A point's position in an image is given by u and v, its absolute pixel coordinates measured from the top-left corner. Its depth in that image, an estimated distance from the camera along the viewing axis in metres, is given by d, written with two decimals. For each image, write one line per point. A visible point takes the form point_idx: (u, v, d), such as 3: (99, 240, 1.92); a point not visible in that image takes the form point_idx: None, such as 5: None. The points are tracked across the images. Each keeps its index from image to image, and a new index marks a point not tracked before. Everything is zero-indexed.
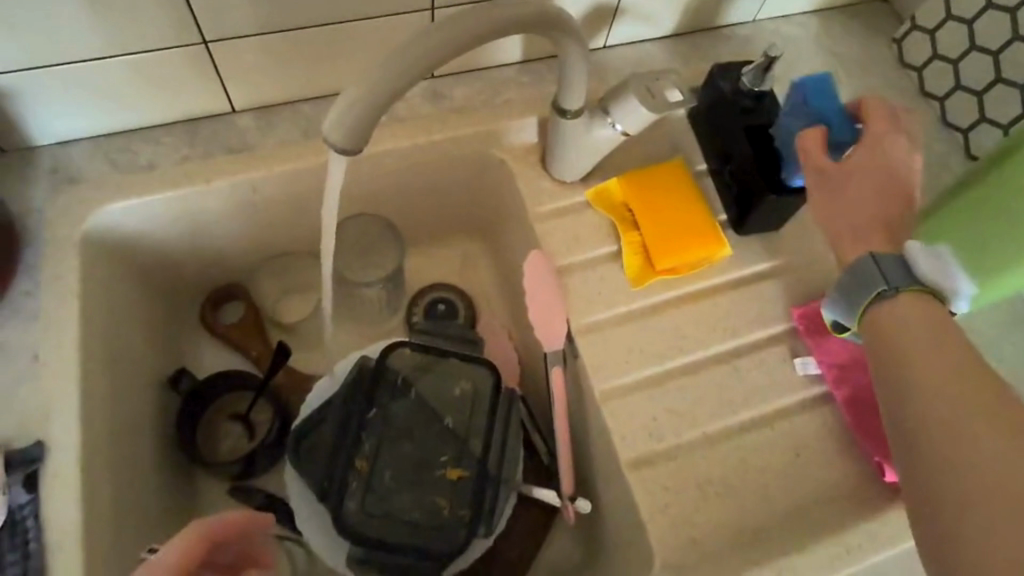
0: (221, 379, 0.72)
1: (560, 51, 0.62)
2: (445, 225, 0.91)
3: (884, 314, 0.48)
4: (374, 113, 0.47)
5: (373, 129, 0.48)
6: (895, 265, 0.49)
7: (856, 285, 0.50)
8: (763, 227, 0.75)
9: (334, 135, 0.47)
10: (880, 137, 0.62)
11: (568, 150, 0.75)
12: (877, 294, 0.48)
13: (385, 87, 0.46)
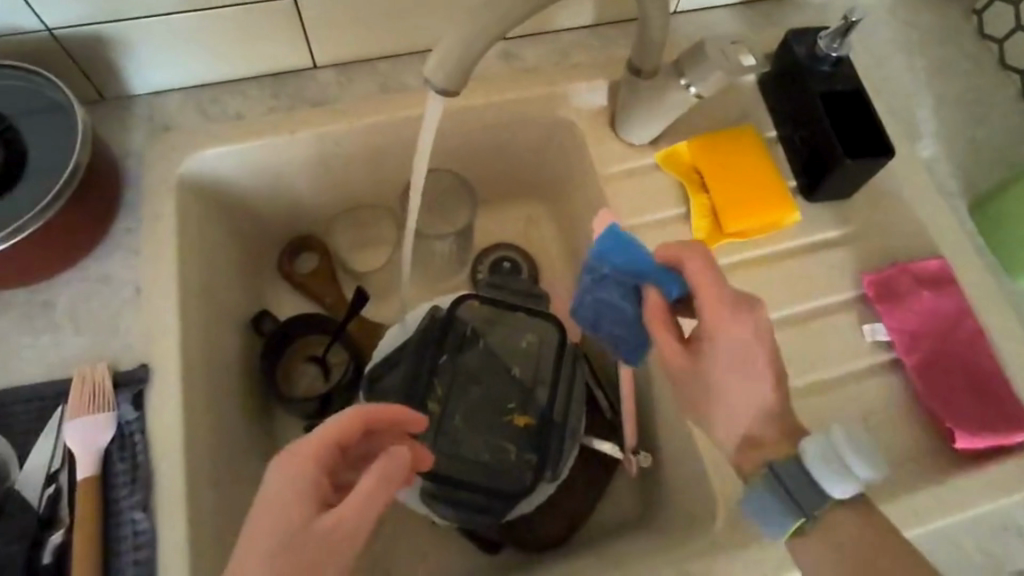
0: (301, 321, 0.76)
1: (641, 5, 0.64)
2: (510, 186, 0.93)
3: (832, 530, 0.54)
4: (466, 62, 0.48)
5: (470, 71, 0.49)
6: (808, 489, 0.54)
7: (799, 499, 0.54)
8: (837, 194, 0.74)
9: (436, 78, 0.49)
10: (731, 322, 0.57)
11: (641, 112, 0.76)
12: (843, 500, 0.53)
13: (481, 35, 0.47)
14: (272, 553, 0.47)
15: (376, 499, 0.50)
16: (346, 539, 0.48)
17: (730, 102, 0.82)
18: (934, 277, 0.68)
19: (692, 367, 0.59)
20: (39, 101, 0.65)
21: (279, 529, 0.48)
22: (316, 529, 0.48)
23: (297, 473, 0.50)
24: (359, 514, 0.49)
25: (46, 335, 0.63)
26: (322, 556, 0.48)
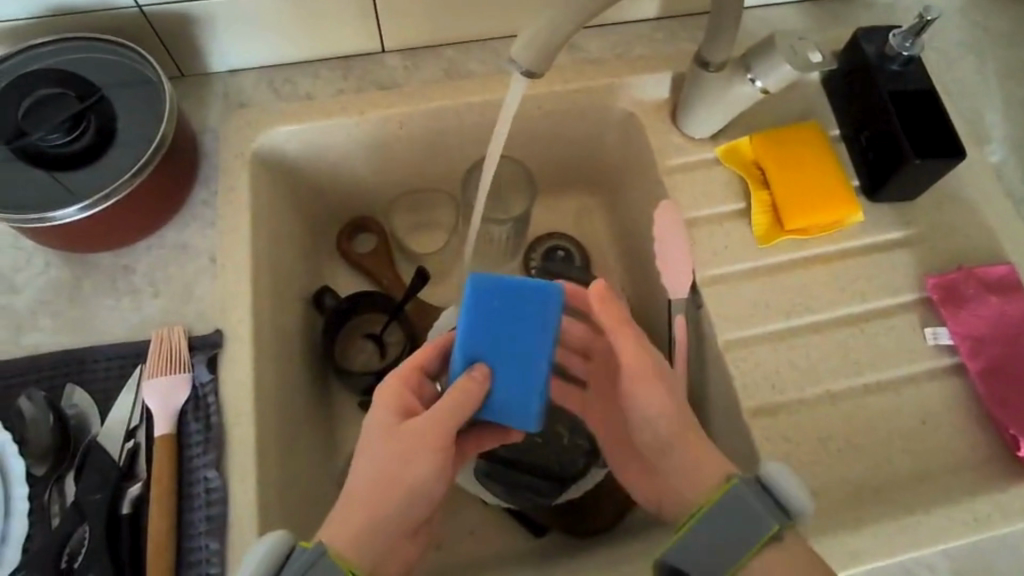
0: (361, 298, 0.78)
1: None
2: (565, 175, 0.93)
3: (768, 560, 0.48)
4: (555, 46, 0.50)
5: (556, 53, 0.51)
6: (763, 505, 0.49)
7: (732, 534, 0.48)
8: (902, 196, 0.73)
9: (523, 63, 0.51)
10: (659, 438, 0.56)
11: (705, 105, 0.76)
12: (775, 530, 0.48)
13: (567, 25, 0.49)
14: (369, 440, 0.52)
15: (457, 404, 0.51)
16: (434, 438, 0.51)
17: (795, 99, 0.81)
18: (999, 283, 0.67)
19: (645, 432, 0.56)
20: (131, 75, 0.68)
21: (384, 433, 0.52)
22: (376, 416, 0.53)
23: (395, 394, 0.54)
24: (440, 419, 0.51)
25: (126, 298, 0.66)
26: (416, 454, 0.50)
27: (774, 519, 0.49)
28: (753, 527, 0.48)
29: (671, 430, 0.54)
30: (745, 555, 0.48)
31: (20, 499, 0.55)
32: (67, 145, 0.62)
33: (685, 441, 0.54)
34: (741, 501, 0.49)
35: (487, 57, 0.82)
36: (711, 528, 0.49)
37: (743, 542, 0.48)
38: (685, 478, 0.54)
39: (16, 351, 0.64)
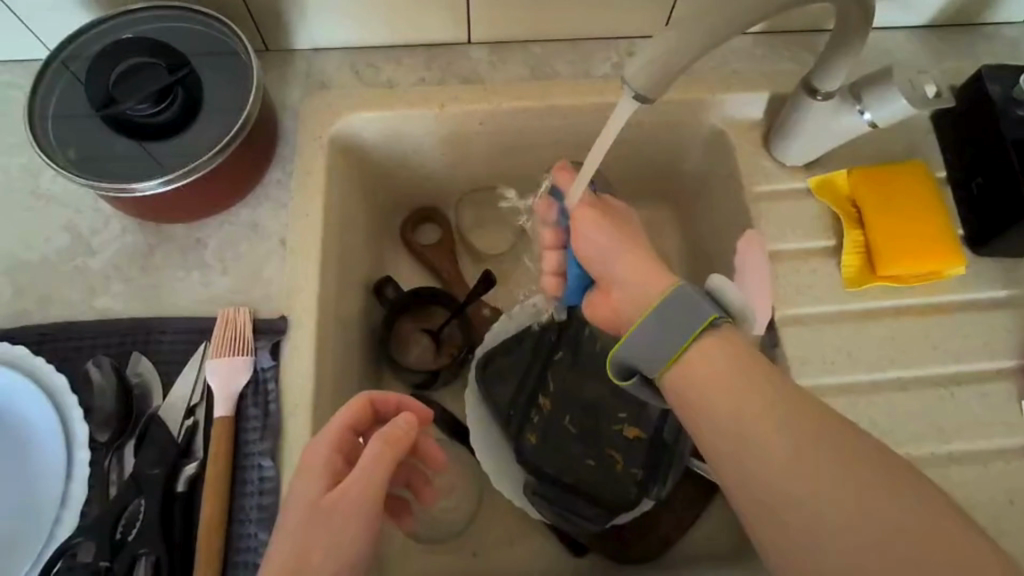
0: (422, 294, 0.77)
1: (840, 21, 0.60)
2: (639, 184, 0.90)
3: (701, 349, 0.47)
4: (673, 71, 0.48)
5: (674, 79, 0.49)
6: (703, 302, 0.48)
7: (671, 326, 0.48)
8: (1010, 252, 0.68)
9: (637, 87, 0.50)
10: (610, 265, 0.59)
11: (804, 131, 0.71)
12: (712, 321, 0.47)
13: (689, 51, 0.47)
14: (293, 516, 0.45)
15: (380, 454, 0.47)
16: (364, 502, 0.46)
17: (900, 133, 0.76)
18: None
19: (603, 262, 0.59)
20: (218, 47, 0.68)
21: (307, 504, 0.46)
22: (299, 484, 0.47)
23: (318, 458, 0.48)
24: (367, 480, 0.46)
25: (196, 272, 0.66)
26: (340, 522, 0.45)
27: (714, 310, 0.48)
28: (690, 323, 0.47)
29: (609, 245, 0.59)
30: (680, 346, 0.47)
31: (81, 463, 0.55)
32: (153, 116, 0.62)
33: (622, 249, 0.58)
34: (683, 296, 0.48)
35: (574, 58, 0.79)
36: (652, 322, 0.48)
37: (679, 334, 0.47)
38: (632, 278, 0.56)
39: (87, 314, 0.65)
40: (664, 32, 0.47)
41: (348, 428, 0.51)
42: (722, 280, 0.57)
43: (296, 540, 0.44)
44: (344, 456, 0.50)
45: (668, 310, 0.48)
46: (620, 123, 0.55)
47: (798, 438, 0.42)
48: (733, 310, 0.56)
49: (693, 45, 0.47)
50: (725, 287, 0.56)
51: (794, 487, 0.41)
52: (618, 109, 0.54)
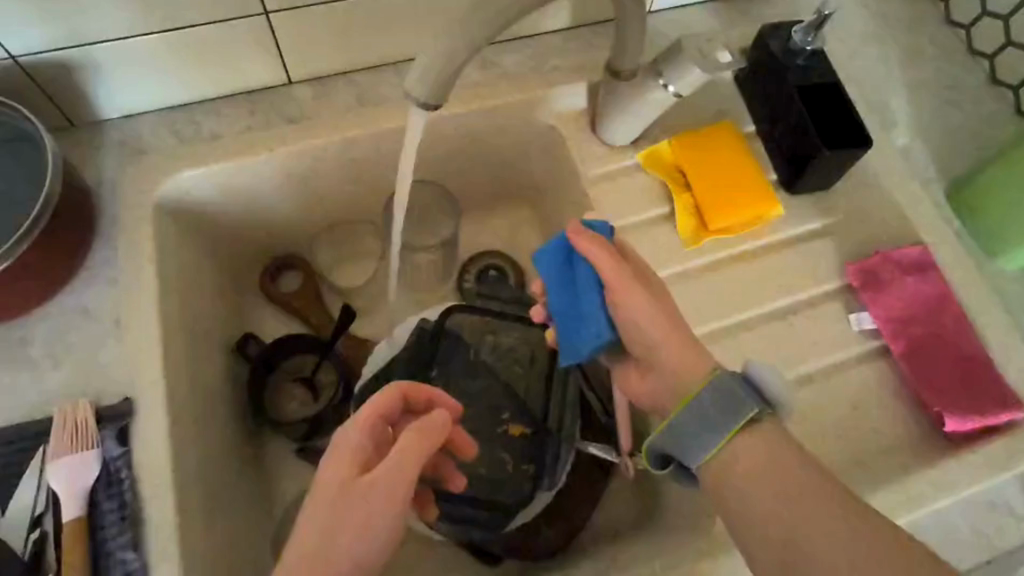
0: (287, 343, 0.74)
1: (620, 12, 0.65)
2: (491, 192, 0.91)
3: (740, 441, 0.50)
4: (448, 74, 0.52)
5: (452, 82, 0.53)
6: (742, 396, 0.50)
7: (716, 412, 0.51)
8: (816, 186, 0.75)
9: (420, 95, 0.53)
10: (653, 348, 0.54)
11: (624, 115, 0.76)
12: (752, 414, 0.50)
13: (459, 50, 0.51)
14: (324, 500, 0.46)
15: (412, 448, 0.48)
16: (395, 487, 0.46)
17: (708, 99, 0.83)
18: (916, 263, 0.70)
19: (648, 341, 0.55)
20: (5, 133, 0.63)
21: (340, 487, 0.46)
22: (335, 471, 0.47)
23: (353, 441, 0.49)
24: (397, 469, 0.46)
25: (24, 373, 0.61)
26: (372, 508, 0.45)
27: (752, 405, 0.50)
28: (731, 412, 0.50)
29: (669, 339, 0.54)
30: (723, 440, 0.50)
31: None
32: None
33: (672, 340, 0.54)
34: (722, 388, 0.51)
35: (396, 81, 0.79)
36: (695, 413, 0.51)
37: (726, 421, 0.50)
38: (675, 363, 0.54)
39: None
40: (431, 44, 0.52)
41: (380, 417, 0.51)
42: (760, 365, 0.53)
43: (329, 527, 0.44)
44: (377, 442, 0.51)
45: (710, 396, 0.51)
46: (418, 134, 0.59)
47: (779, 495, 0.47)
48: (772, 399, 0.52)
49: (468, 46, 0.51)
50: (766, 373, 0.52)
51: (764, 530, 0.47)
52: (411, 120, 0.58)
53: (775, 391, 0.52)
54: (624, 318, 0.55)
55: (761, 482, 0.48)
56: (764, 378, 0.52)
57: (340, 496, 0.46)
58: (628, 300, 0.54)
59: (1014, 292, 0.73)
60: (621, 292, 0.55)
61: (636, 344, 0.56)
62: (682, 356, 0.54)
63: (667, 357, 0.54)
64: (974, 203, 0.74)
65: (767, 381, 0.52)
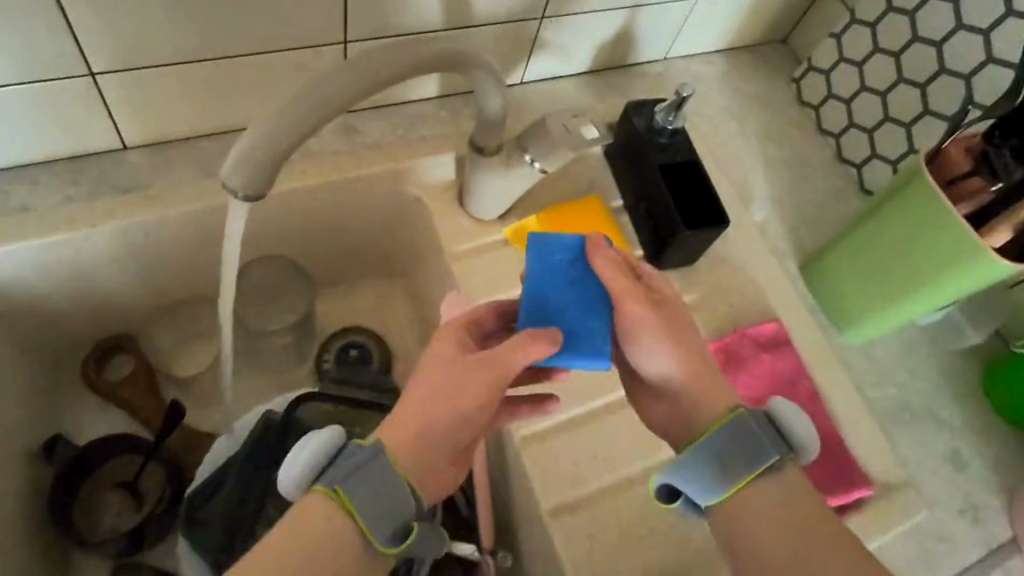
0: (106, 444, 0.70)
1: (477, 90, 0.63)
2: (361, 263, 0.87)
3: (758, 489, 0.49)
4: (267, 164, 0.50)
5: (271, 174, 0.51)
6: (768, 433, 0.50)
7: (738, 454, 0.49)
8: (680, 262, 0.77)
9: (237, 185, 0.50)
10: (665, 379, 0.54)
11: (494, 190, 0.74)
12: (774, 462, 0.49)
13: (277, 139, 0.49)
14: (434, 372, 0.50)
15: (521, 350, 0.49)
16: (498, 375, 0.50)
17: (577, 172, 0.82)
18: (772, 340, 0.73)
19: (651, 354, 0.53)
20: None
21: (448, 361, 0.50)
22: (442, 348, 0.51)
23: (458, 325, 0.54)
24: (504, 359, 0.49)
25: None
26: (470, 391, 0.49)
27: (775, 451, 0.49)
28: (752, 454, 0.49)
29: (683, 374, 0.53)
30: (745, 479, 0.49)
31: None
32: None
33: (689, 373, 0.53)
34: (744, 428, 0.50)
35: None
36: (717, 451, 0.50)
37: (747, 464, 0.49)
38: (687, 389, 0.53)
39: None
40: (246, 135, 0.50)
41: (471, 322, 0.55)
42: (787, 409, 0.51)
43: (434, 393, 0.49)
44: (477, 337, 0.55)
45: (734, 433, 0.50)
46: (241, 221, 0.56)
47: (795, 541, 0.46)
48: (793, 441, 0.51)
49: (286, 144, 0.50)
50: (788, 414, 0.51)
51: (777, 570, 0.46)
52: (231, 217, 0.55)
53: (796, 434, 0.51)
54: (641, 332, 0.52)
55: (774, 520, 0.47)
56: (791, 425, 0.51)
57: (446, 368, 0.50)
58: (631, 314, 0.52)
59: (862, 366, 0.75)
60: (631, 299, 0.52)
61: (645, 362, 0.54)
62: (692, 379, 0.53)
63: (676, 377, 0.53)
64: (830, 277, 0.76)
65: (793, 427, 0.51)
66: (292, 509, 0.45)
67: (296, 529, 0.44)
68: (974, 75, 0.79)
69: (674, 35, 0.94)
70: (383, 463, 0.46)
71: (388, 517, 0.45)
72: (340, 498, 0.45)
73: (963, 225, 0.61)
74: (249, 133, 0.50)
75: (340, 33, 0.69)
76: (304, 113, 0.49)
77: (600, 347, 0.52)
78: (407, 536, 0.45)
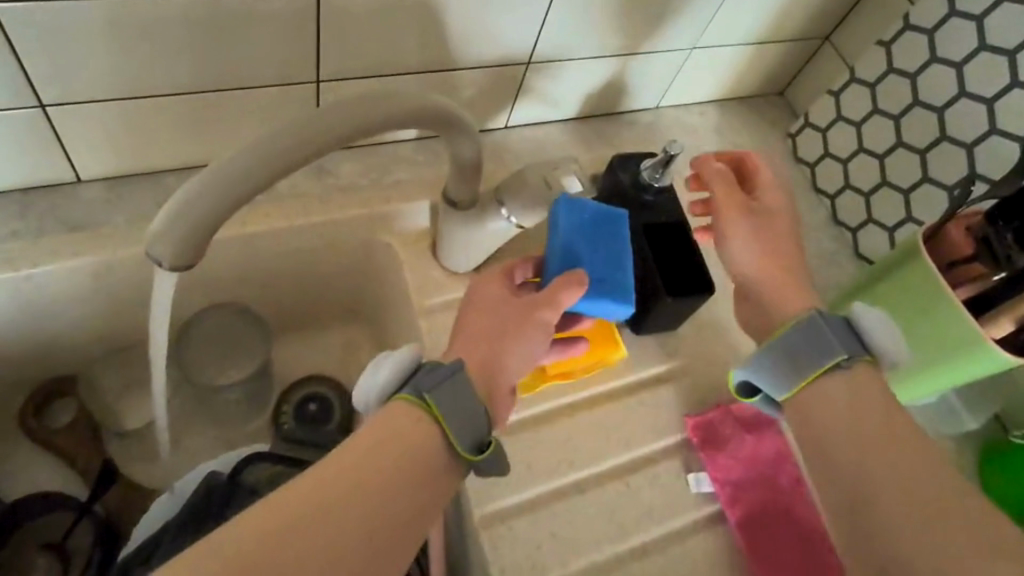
0: (31, 506, 0.66)
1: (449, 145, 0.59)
2: (329, 308, 0.82)
3: (823, 385, 0.50)
4: (198, 231, 0.45)
5: (204, 242, 0.46)
6: (848, 337, 0.51)
7: (806, 352, 0.50)
8: (662, 327, 0.72)
9: (163, 253, 0.46)
10: (756, 287, 0.57)
11: (465, 244, 0.70)
12: (840, 360, 0.49)
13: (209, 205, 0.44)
14: (491, 304, 0.56)
15: (563, 291, 0.57)
16: (547, 314, 0.56)
17: None
18: (755, 418, 0.68)
19: (749, 249, 0.58)
20: None
21: (502, 300, 0.57)
22: (488, 289, 0.58)
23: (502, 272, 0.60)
24: (552, 302, 0.56)
25: None
26: (527, 330, 0.55)
27: (840, 351, 0.50)
28: (821, 352, 0.50)
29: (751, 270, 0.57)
30: (809, 376, 0.50)
31: None
32: None
33: (772, 276, 0.57)
34: (811, 328, 0.51)
35: None
36: (784, 347, 0.51)
37: (812, 361, 0.50)
38: (774, 302, 0.55)
39: None
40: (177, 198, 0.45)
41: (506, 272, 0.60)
42: (870, 317, 0.52)
43: (489, 329, 0.55)
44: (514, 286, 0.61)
45: (808, 330, 0.51)
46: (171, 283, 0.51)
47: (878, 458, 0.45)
48: (865, 347, 0.51)
49: (218, 216, 0.45)
50: (869, 320, 0.51)
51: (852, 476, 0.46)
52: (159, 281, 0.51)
53: (874, 341, 0.51)
54: (729, 222, 0.59)
55: (850, 418, 0.47)
56: (869, 330, 0.51)
57: (499, 306, 0.56)
58: (728, 218, 0.59)
59: None
60: (729, 207, 0.59)
61: (734, 245, 0.59)
62: (788, 285, 0.56)
63: (769, 275, 0.57)
64: None
65: (872, 333, 0.51)
66: (379, 414, 0.46)
67: (382, 436, 0.44)
68: (976, 145, 0.76)
69: (667, 84, 0.91)
70: (465, 382, 0.48)
71: (472, 427, 0.47)
72: (429, 408, 0.46)
73: (961, 309, 0.58)
74: (172, 200, 0.45)
75: (312, 68, 0.67)
76: (237, 181, 0.45)
77: (616, 286, 0.61)
78: (482, 450, 0.48)
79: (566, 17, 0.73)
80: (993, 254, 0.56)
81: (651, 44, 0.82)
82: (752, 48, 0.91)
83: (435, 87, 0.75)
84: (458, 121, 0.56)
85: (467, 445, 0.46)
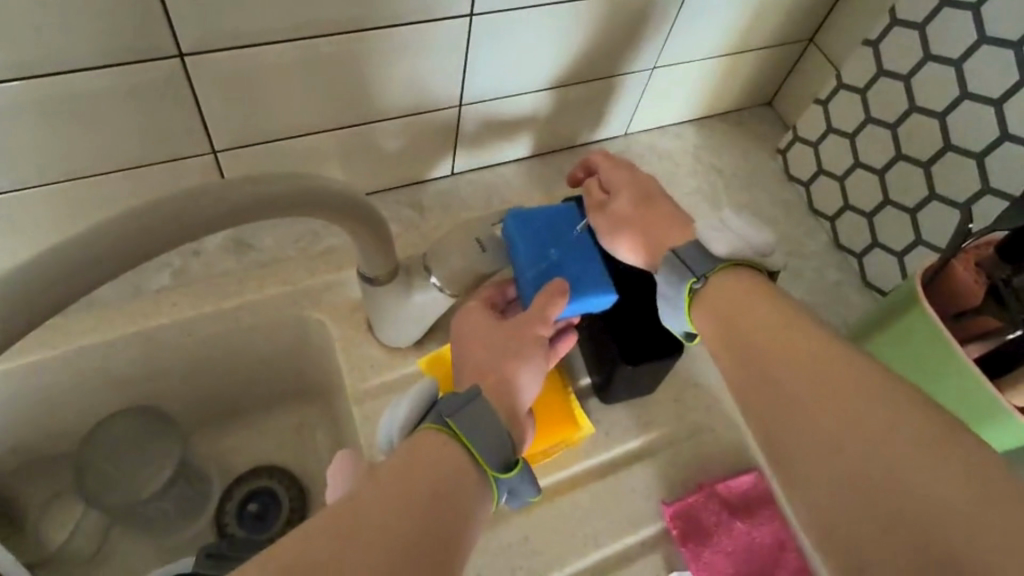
0: None
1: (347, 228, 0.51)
2: (271, 390, 0.75)
3: (712, 292, 0.45)
4: None
5: None
6: (700, 257, 0.47)
7: (667, 291, 0.48)
8: (630, 395, 0.64)
9: None
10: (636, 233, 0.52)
11: (395, 322, 0.61)
12: (692, 283, 0.46)
13: None
14: (479, 328, 0.50)
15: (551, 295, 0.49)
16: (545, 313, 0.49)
17: None
18: (747, 500, 0.60)
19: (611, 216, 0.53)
20: None
21: (488, 324, 0.50)
22: (474, 317, 0.51)
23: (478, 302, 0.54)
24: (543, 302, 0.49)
25: None
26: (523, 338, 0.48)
27: (688, 276, 0.46)
28: (676, 284, 0.47)
29: (650, 257, 0.51)
30: (686, 311, 0.47)
31: None
32: None
33: (647, 224, 0.51)
34: (665, 264, 0.48)
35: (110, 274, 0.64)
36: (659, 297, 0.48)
37: (677, 294, 0.47)
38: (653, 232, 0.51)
39: None
40: None
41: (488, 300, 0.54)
42: (704, 225, 0.49)
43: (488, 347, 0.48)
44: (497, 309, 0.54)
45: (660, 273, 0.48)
46: None
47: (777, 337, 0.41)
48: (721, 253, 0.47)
49: None
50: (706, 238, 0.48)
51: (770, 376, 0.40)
52: None
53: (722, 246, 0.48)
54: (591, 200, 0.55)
55: (752, 318, 0.43)
56: (711, 239, 0.48)
57: (491, 329, 0.50)
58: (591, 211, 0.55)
59: None
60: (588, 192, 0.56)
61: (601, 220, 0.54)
62: (660, 226, 0.51)
63: (645, 223, 0.51)
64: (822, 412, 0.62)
65: (712, 241, 0.48)
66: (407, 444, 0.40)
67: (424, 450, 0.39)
68: (987, 155, 0.64)
69: (634, 108, 0.81)
70: (489, 404, 0.42)
71: (501, 442, 0.41)
72: (453, 431, 0.40)
73: (981, 377, 0.51)
74: None
75: (206, 142, 0.59)
76: None
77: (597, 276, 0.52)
78: (512, 468, 0.42)
79: (493, 53, 0.64)
80: (1001, 301, 0.49)
81: (603, 69, 0.72)
82: (730, 59, 0.80)
83: (356, 142, 0.67)
84: (344, 193, 0.47)
85: (496, 465, 0.41)
